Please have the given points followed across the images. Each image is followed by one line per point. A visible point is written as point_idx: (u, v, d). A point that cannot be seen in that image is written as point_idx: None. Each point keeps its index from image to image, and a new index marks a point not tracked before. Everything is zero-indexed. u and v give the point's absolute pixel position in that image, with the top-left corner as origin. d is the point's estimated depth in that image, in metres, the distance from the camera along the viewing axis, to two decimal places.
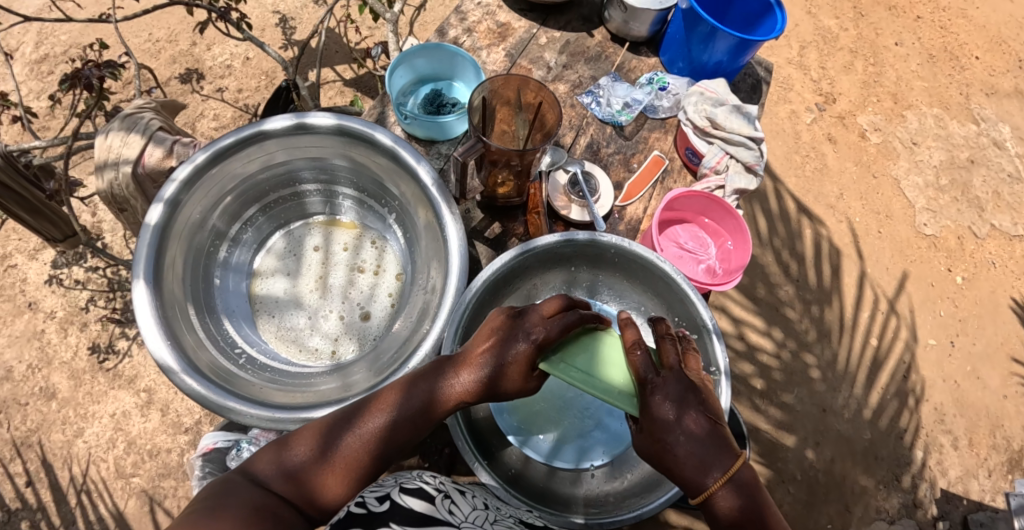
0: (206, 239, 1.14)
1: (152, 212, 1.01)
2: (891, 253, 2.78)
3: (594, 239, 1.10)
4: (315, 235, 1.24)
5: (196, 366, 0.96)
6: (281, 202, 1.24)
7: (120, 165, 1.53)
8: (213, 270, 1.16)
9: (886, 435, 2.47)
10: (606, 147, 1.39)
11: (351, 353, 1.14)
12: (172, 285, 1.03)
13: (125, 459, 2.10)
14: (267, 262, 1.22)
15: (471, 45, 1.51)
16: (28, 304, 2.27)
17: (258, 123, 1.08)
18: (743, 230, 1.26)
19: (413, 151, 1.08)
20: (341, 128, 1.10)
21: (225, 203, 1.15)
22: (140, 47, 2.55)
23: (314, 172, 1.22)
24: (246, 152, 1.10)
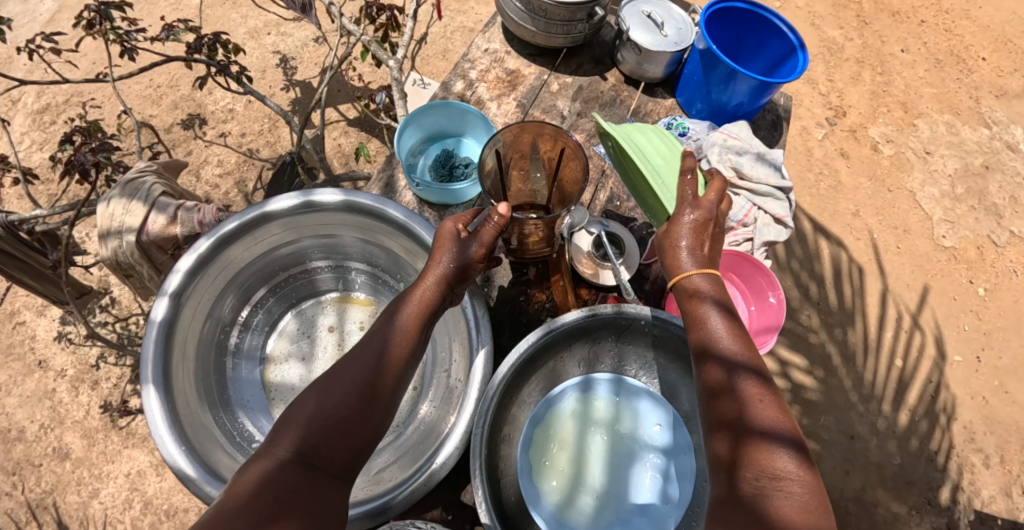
0: (216, 329, 1.11)
1: (157, 308, 0.96)
2: (910, 267, 2.73)
3: (621, 311, 1.06)
4: (329, 314, 1.23)
5: (214, 470, 0.91)
6: (291, 282, 1.23)
7: (124, 234, 1.50)
8: (226, 359, 1.14)
9: (915, 458, 2.41)
10: (626, 201, 1.35)
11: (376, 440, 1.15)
12: (183, 384, 0.99)
13: (142, 519, 2.06)
14: (280, 345, 1.21)
15: (478, 97, 1.46)
16: (38, 363, 2.24)
17: (262, 204, 1.04)
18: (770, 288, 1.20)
19: (426, 225, 1.03)
20: (349, 204, 1.05)
21: (234, 290, 1.13)
22: (140, 94, 2.54)
23: (323, 250, 1.20)
24: (251, 235, 1.07)
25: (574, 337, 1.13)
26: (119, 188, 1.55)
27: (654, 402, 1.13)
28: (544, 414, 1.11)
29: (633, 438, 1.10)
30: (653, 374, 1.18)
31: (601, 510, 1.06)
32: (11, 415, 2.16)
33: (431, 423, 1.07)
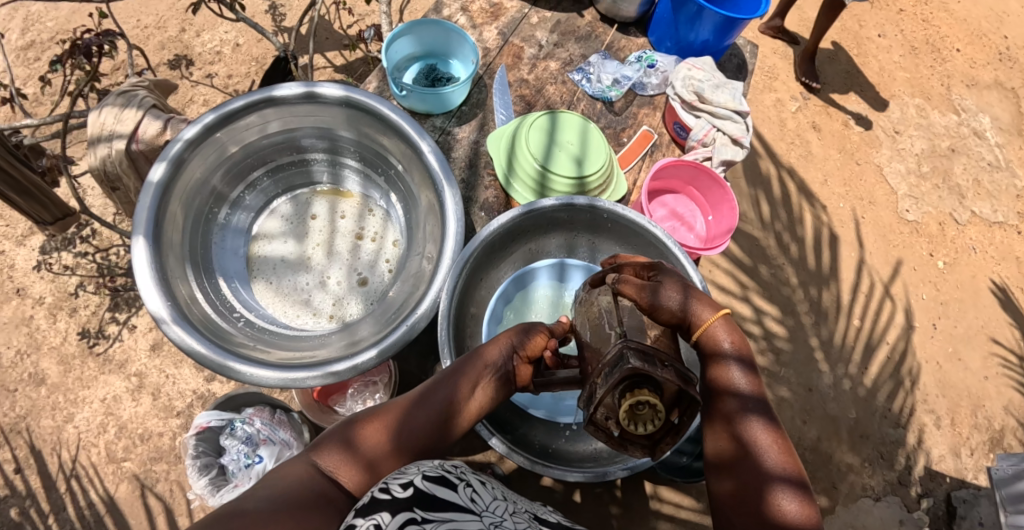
0: (206, 200, 1.14)
1: (155, 170, 1.01)
2: (876, 237, 2.84)
3: (594, 205, 1.12)
4: (319, 204, 1.26)
5: (184, 317, 0.98)
6: (285, 169, 1.25)
7: (113, 140, 1.51)
8: (212, 231, 1.17)
9: (872, 414, 2.51)
10: (597, 122, 1.43)
11: (352, 315, 1.17)
12: (172, 244, 1.05)
13: (116, 443, 2.09)
14: (269, 225, 1.24)
15: (463, 23, 1.48)
16: (16, 290, 2.25)
17: (266, 87, 1.07)
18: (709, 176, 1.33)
19: (415, 126, 1.07)
20: (346, 98, 1.09)
21: (228, 167, 1.16)
22: (128, 34, 2.53)
23: (317, 139, 1.22)
24: (250, 118, 1.10)
25: (549, 227, 1.19)
26: (112, 98, 1.58)
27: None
28: (514, 295, 1.17)
29: None
30: None
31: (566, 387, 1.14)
32: None
33: (403, 298, 1.08)
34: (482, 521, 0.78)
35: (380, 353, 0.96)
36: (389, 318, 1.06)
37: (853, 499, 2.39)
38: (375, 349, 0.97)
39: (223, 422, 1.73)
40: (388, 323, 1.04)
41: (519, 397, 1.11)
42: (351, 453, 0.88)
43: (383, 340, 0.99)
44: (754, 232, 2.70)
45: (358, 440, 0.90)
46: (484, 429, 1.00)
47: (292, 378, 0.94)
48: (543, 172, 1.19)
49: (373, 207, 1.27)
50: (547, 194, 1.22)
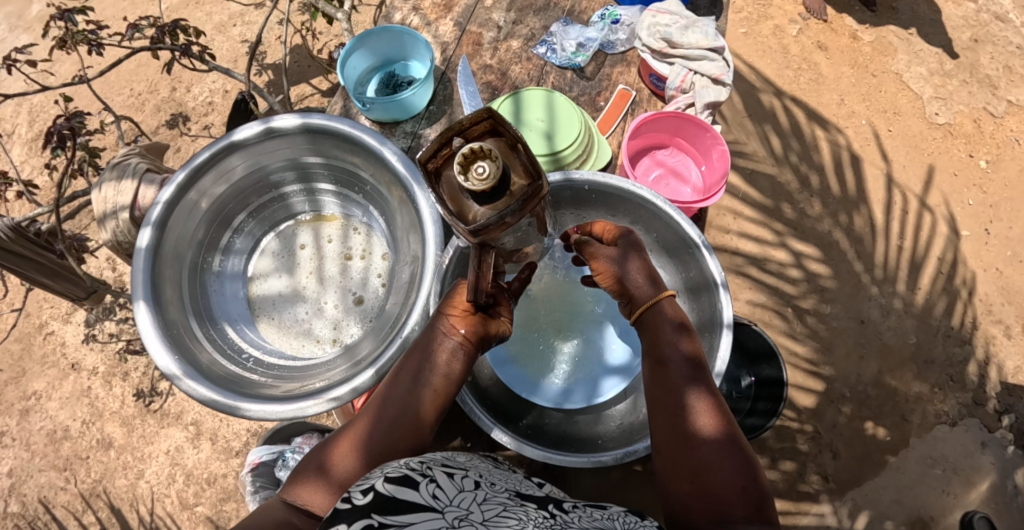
0: (198, 253, 1.17)
1: (142, 236, 1.04)
2: (906, 150, 2.66)
3: (570, 179, 1.07)
4: (304, 233, 1.28)
5: (198, 371, 1.01)
6: (266, 207, 1.27)
7: (118, 212, 1.57)
8: (210, 281, 1.20)
9: (934, 337, 2.36)
10: (569, 92, 1.36)
11: (353, 335, 1.18)
12: (172, 303, 1.08)
13: (187, 490, 2.20)
14: (262, 264, 1.26)
15: (417, 22, 1.44)
16: (71, 365, 2.38)
17: (227, 134, 1.10)
18: (681, 119, 1.27)
19: (374, 134, 1.08)
20: (306, 126, 1.11)
21: (212, 217, 1.19)
22: (125, 104, 2.62)
23: (289, 172, 1.24)
24: (221, 165, 1.13)
25: None
26: (109, 172, 1.64)
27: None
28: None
29: (596, 304, 1.17)
30: None
31: (573, 373, 1.12)
32: (55, 417, 2.31)
33: (397, 312, 1.08)
34: (446, 519, 0.74)
35: (377, 372, 0.97)
36: (385, 333, 1.06)
37: (927, 428, 2.27)
38: (372, 368, 0.98)
39: (273, 455, 1.75)
40: (383, 339, 1.04)
41: (525, 390, 1.09)
42: (325, 480, 0.88)
43: (381, 357, 0.99)
44: (771, 170, 2.57)
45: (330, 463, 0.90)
46: (494, 430, 0.98)
47: (298, 409, 0.96)
48: None
49: (356, 225, 1.28)
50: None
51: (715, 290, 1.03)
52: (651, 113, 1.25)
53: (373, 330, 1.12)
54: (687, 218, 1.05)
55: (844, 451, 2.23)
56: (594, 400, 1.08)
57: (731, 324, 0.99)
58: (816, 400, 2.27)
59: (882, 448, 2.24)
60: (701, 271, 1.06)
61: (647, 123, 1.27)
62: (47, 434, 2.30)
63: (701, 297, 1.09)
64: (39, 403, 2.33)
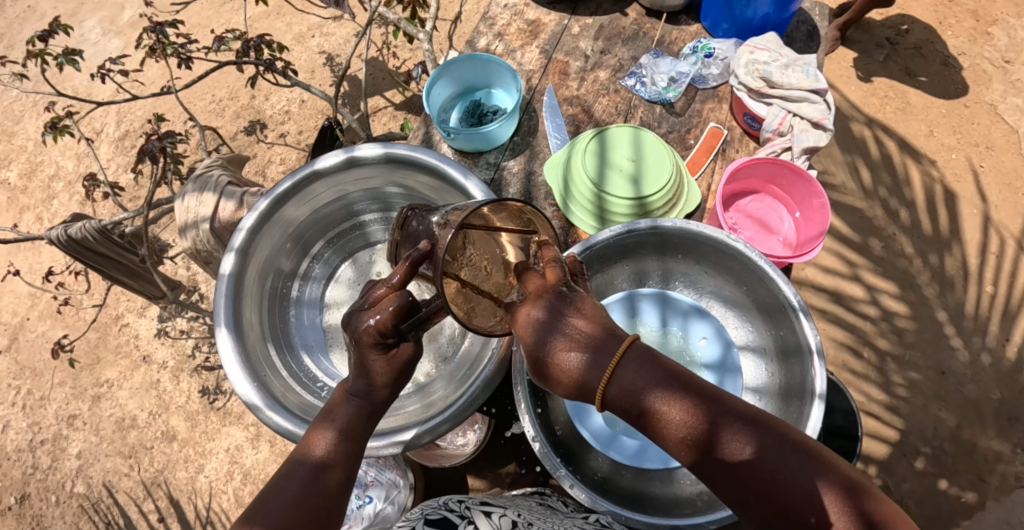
0: (277, 280, 1.19)
1: (225, 262, 1.06)
2: (1000, 188, 2.48)
3: (657, 226, 1.00)
4: (379, 260, 1.27)
5: (279, 401, 1.01)
6: (344, 235, 1.28)
7: (199, 223, 1.61)
8: (288, 307, 1.22)
9: (1019, 393, 2.20)
10: (658, 128, 1.31)
11: (427, 373, 1.15)
12: (252, 330, 1.09)
13: (243, 489, 2.25)
14: (337, 293, 1.26)
15: (503, 50, 1.42)
16: (142, 358, 2.48)
17: (310, 163, 1.10)
18: (777, 166, 1.17)
19: (458, 166, 1.05)
20: (388, 155, 1.09)
21: (292, 245, 1.20)
22: (206, 109, 2.72)
23: (369, 202, 1.24)
24: (304, 192, 1.13)
25: (617, 258, 1.08)
26: (192, 184, 1.69)
27: (699, 317, 1.10)
28: None
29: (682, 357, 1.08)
30: (700, 293, 1.15)
31: None
32: (124, 406, 2.41)
33: (477, 352, 1.05)
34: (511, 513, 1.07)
35: (450, 420, 0.96)
36: (464, 376, 1.04)
37: (1006, 492, 2.11)
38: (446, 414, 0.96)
39: None
40: (461, 383, 1.02)
41: (599, 443, 1.06)
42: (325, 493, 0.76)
43: (455, 405, 0.97)
44: (858, 203, 2.43)
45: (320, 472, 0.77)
46: (570, 485, 0.92)
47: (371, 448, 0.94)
48: (600, 194, 1.12)
49: None
50: (608, 218, 1.14)
51: (809, 356, 0.95)
52: (746, 159, 1.16)
53: (445, 373, 1.11)
54: (782, 274, 0.98)
55: (914, 509, 2.10)
56: (671, 464, 1.03)
57: (824, 394, 0.92)
58: (887, 451, 2.15)
59: (955, 509, 2.11)
60: (796, 334, 0.98)
61: (741, 170, 1.18)
62: (115, 422, 2.40)
63: (793, 361, 1.01)
64: (111, 392, 2.44)
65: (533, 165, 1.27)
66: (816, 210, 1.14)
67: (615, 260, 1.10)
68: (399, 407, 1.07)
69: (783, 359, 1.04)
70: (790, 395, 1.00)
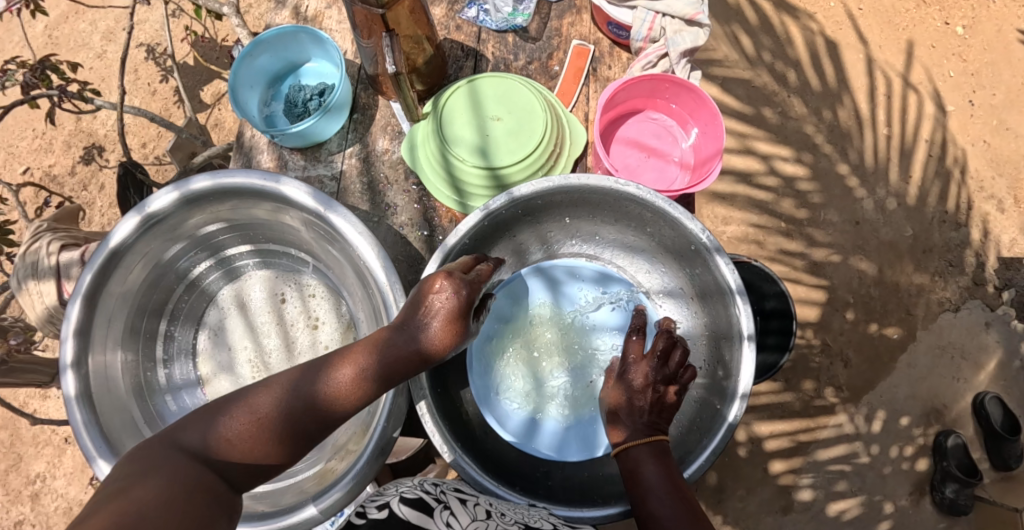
0: (130, 376, 0.99)
1: (65, 383, 0.86)
2: (881, 28, 2.45)
3: (515, 199, 0.86)
4: (231, 313, 1.08)
5: None
6: (185, 301, 1.08)
7: (46, 300, 1.37)
8: (157, 397, 1.03)
9: (928, 225, 2.29)
10: (516, 61, 1.14)
11: (328, 419, 1.02)
12: (126, 443, 0.91)
13: None
14: (205, 366, 1.07)
15: (314, 8, 1.18)
16: (65, 441, 2.21)
17: (103, 242, 0.89)
18: (661, 79, 1.02)
19: (260, 173, 0.86)
20: (187, 197, 0.89)
21: (128, 332, 1.00)
22: (28, 147, 2.29)
23: (193, 253, 1.05)
24: (119, 270, 0.93)
25: (493, 240, 0.95)
26: (21, 265, 1.41)
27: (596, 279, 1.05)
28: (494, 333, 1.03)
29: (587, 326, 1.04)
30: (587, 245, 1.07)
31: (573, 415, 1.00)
32: (65, 495, 2.17)
33: None
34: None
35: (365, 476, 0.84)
36: (365, 419, 0.91)
37: (933, 319, 2.24)
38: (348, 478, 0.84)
39: None
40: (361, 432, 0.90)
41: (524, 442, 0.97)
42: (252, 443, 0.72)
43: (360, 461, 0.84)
44: (743, 74, 2.34)
45: (207, 475, 0.68)
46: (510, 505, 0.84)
47: None
48: (454, 164, 0.97)
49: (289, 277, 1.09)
50: (466, 190, 0.99)
51: (732, 297, 0.87)
52: (623, 79, 1.01)
53: (355, 418, 1.01)
54: (686, 212, 0.87)
55: (854, 357, 2.20)
56: (596, 454, 0.96)
57: (753, 334, 0.85)
58: (819, 310, 2.21)
59: (890, 346, 2.22)
60: (712, 273, 0.90)
61: (619, 92, 1.02)
62: (63, 513, 2.16)
63: (715, 301, 0.93)
64: (44, 486, 2.17)
65: (372, 137, 1.06)
66: (713, 127, 1.01)
67: (488, 245, 0.96)
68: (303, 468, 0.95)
69: (700, 299, 0.98)
70: (717, 338, 0.94)
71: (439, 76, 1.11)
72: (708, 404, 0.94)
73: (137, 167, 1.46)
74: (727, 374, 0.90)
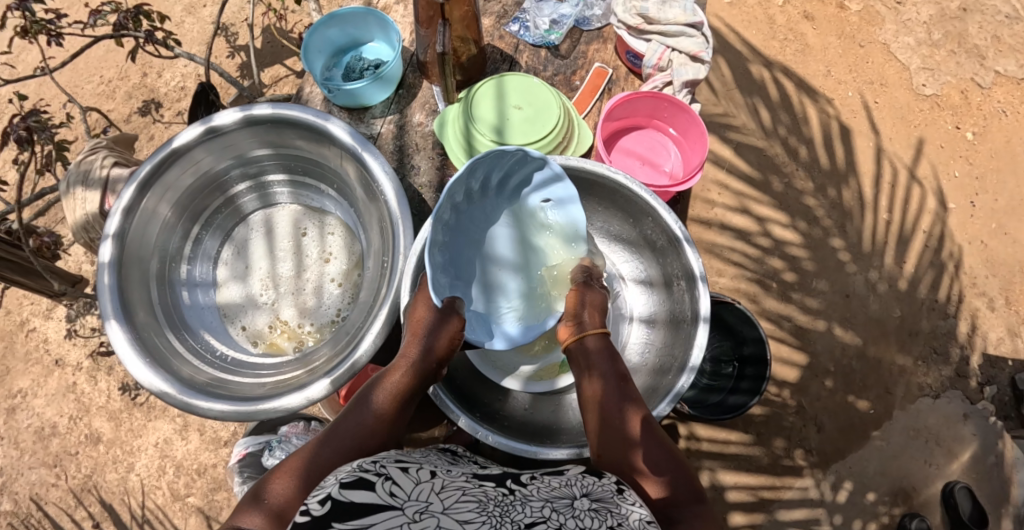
0: (161, 263, 1.17)
1: (103, 249, 1.03)
2: (893, 122, 2.62)
3: (519, 169, 1.03)
4: (258, 231, 1.27)
5: (180, 377, 1.01)
6: (219, 212, 1.26)
7: (88, 205, 1.57)
8: (179, 288, 1.20)
9: (917, 310, 2.37)
10: (544, 72, 1.31)
11: (318, 338, 1.17)
12: (142, 314, 1.07)
13: (177, 482, 2.20)
14: (225, 272, 1.24)
15: (384, 3, 1.39)
16: (55, 362, 2.35)
17: (168, 142, 1.07)
18: (654, 98, 1.24)
19: (317, 112, 1.05)
20: (248, 119, 1.08)
21: (169, 225, 1.17)
22: (95, 92, 2.54)
23: (241, 171, 1.23)
24: (175, 169, 1.11)
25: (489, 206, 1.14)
26: (74, 171, 1.62)
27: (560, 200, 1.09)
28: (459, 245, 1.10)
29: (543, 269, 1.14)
30: None
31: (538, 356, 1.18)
32: (41, 414, 2.29)
33: (369, 302, 1.07)
34: (407, 515, 0.77)
35: (333, 383, 0.96)
36: (349, 338, 1.04)
37: (911, 400, 2.28)
38: (326, 378, 0.97)
39: (260, 444, 1.63)
40: (341, 347, 1.04)
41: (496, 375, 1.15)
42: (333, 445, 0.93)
43: (337, 367, 0.97)
44: (758, 142, 2.51)
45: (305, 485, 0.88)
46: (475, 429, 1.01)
47: (241, 415, 0.97)
48: (472, 134, 1.14)
49: (314, 213, 1.27)
50: (478, 157, 1.16)
51: (694, 284, 1.01)
52: (625, 95, 1.22)
53: (334, 337, 1.11)
54: (665, 206, 1.02)
55: (828, 424, 2.25)
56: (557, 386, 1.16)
57: (708, 317, 0.98)
58: (799, 373, 2.28)
59: (864, 420, 2.26)
60: (680, 263, 1.04)
61: (621, 107, 1.24)
62: (34, 432, 2.27)
63: (680, 289, 1.08)
64: (25, 401, 2.30)
65: (411, 111, 1.25)
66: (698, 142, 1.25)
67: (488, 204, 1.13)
68: (285, 371, 1.09)
69: (668, 288, 1.13)
70: (674, 320, 1.09)
71: (476, 72, 1.29)
72: (657, 378, 1.08)
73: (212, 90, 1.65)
74: (680, 352, 1.04)
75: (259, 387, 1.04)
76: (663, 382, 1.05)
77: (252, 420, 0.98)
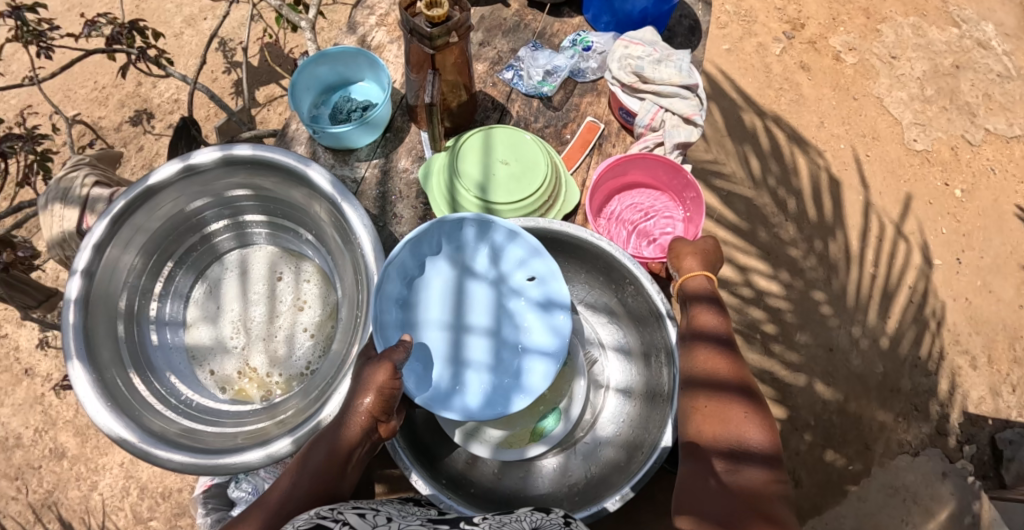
0: (130, 299, 1.14)
1: (71, 286, 1.01)
2: (883, 175, 2.64)
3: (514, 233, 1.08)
4: (232, 272, 1.25)
5: (140, 423, 0.99)
6: (193, 250, 1.24)
7: (65, 225, 1.54)
8: (147, 327, 1.17)
9: (899, 366, 2.37)
10: (535, 123, 1.31)
11: (285, 389, 1.16)
12: (106, 354, 1.05)
13: (141, 504, 2.14)
14: (196, 313, 1.23)
15: (378, 42, 1.38)
16: (25, 371, 2.29)
17: (144, 178, 1.06)
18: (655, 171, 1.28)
19: (297, 154, 1.03)
20: (227, 159, 1.07)
21: (142, 261, 1.16)
22: (87, 98, 2.51)
23: (217, 210, 1.22)
24: (150, 205, 1.10)
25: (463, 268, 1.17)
26: (53, 187, 1.59)
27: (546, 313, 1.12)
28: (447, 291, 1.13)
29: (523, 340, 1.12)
30: None
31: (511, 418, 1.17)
32: (6, 425, 2.22)
33: (342, 354, 1.04)
34: None
35: (295, 442, 0.93)
36: (318, 395, 1.01)
37: (890, 457, 2.27)
38: (289, 436, 0.94)
39: (226, 477, 1.59)
40: (315, 400, 1.01)
41: (465, 435, 1.14)
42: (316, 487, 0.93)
43: (301, 428, 0.94)
44: (748, 191, 2.53)
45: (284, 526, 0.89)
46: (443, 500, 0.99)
47: (198, 465, 0.94)
48: (454, 187, 1.15)
49: (291, 255, 1.26)
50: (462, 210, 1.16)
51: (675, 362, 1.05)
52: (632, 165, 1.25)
53: (303, 389, 1.09)
54: (653, 282, 1.08)
55: (806, 478, 2.24)
56: (526, 454, 1.14)
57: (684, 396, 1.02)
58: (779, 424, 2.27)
59: (843, 475, 2.25)
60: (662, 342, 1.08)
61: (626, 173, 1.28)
62: None
63: (659, 364, 1.13)
64: None
65: (397, 156, 1.25)
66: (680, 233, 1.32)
67: None
68: (248, 423, 1.07)
69: (647, 361, 1.19)
70: (651, 395, 1.15)
71: (467, 118, 1.28)
72: (631, 452, 1.12)
73: (194, 126, 1.69)
74: (658, 428, 1.06)
75: (222, 439, 1.01)
76: (633, 465, 1.08)
77: (211, 473, 0.94)
